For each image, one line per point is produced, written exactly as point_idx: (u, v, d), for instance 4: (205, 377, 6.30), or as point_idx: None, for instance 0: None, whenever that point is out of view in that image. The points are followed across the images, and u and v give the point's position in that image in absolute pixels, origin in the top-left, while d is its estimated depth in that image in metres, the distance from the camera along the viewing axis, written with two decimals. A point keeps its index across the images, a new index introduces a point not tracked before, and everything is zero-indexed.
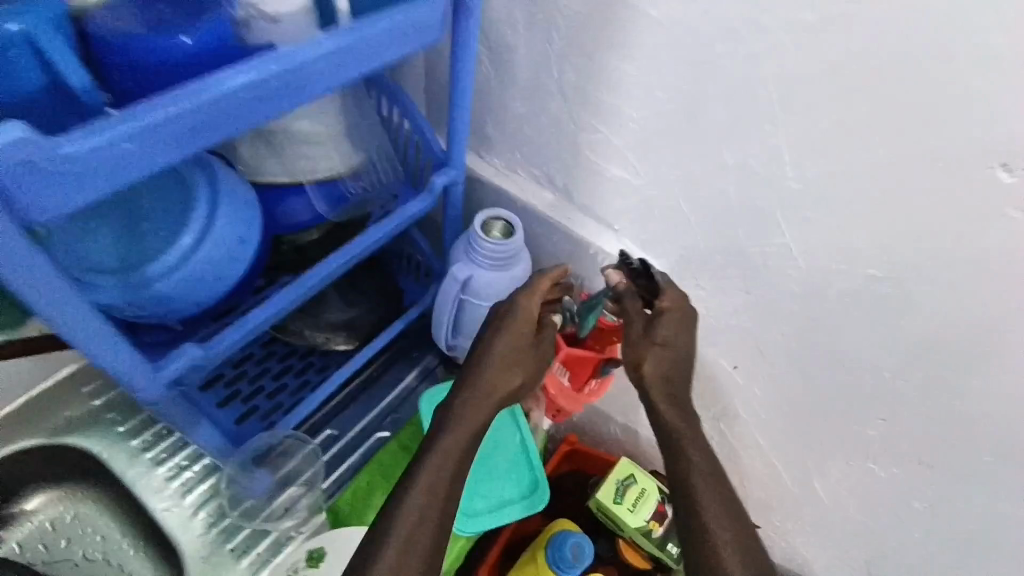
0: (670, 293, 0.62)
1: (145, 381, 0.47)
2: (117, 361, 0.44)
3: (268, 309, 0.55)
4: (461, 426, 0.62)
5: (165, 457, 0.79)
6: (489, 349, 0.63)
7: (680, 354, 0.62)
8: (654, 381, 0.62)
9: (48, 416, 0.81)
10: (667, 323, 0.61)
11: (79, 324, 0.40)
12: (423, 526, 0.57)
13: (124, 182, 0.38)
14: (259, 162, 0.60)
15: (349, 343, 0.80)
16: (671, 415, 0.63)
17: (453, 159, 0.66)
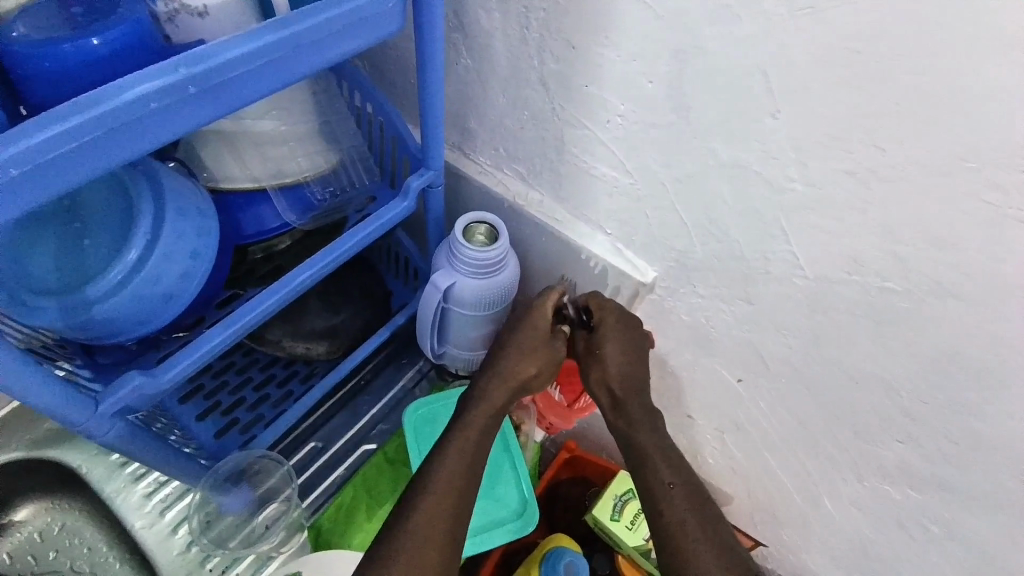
0: (603, 310, 0.63)
1: (86, 416, 0.43)
2: (51, 398, 0.40)
3: (227, 330, 0.51)
4: (486, 405, 0.61)
5: (144, 473, 0.76)
6: (507, 345, 0.63)
7: (630, 367, 0.63)
8: (601, 393, 0.64)
9: (26, 427, 0.77)
10: (608, 335, 0.62)
11: None
12: (432, 539, 0.51)
13: (19, 213, 0.32)
14: (220, 167, 0.56)
15: (331, 354, 0.74)
16: (634, 428, 0.62)
17: (430, 160, 0.61)
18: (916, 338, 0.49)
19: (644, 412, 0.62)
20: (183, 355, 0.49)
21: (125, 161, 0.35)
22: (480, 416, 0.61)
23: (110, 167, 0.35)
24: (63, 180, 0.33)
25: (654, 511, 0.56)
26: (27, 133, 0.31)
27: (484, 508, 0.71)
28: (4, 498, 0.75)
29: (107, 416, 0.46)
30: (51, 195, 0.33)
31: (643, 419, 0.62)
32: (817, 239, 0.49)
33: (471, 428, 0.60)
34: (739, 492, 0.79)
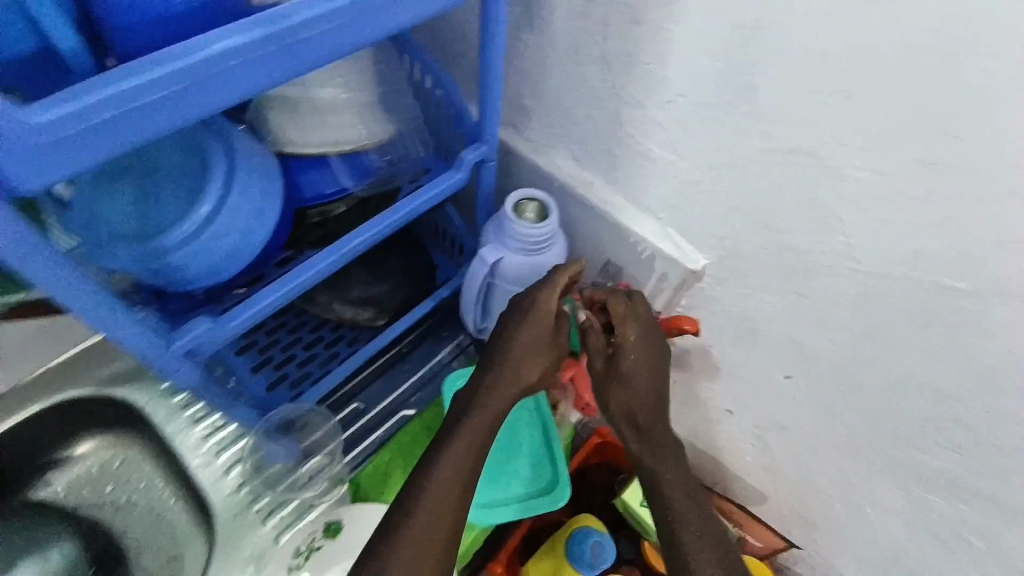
0: (625, 325, 0.61)
1: (157, 354, 0.47)
2: (132, 338, 0.44)
3: (283, 288, 0.54)
4: (491, 400, 0.60)
5: (201, 417, 0.80)
6: (521, 351, 0.60)
7: (652, 390, 0.63)
8: (622, 415, 0.63)
9: (94, 367, 0.83)
10: (632, 355, 0.61)
11: (87, 300, 0.39)
12: (442, 509, 0.55)
13: (105, 156, 0.34)
14: (283, 131, 0.58)
15: (378, 319, 0.77)
16: (660, 465, 0.62)
17: (485, 133, 0.63)
18: (955, 340, 0.47)
19: (664, 441, 0.63)
20: (247, 307, 0.52)
21: (201, 114, 0.37)
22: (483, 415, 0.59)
23: (187, 121, 0.37)
24: (144, 129, 0.35)
25: (681, 561, 0.58)
26: (118, 80, 0.33)
27: (507, 481, 0.72)
28: (72, 431, 0.81)
29: (176, 357, 0.49)
30: (132, 142, 0.35)
31: (663, 452, 0.63)
32: (883, 230, 0.46)
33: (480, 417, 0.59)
34: (774, 490, 0.78)
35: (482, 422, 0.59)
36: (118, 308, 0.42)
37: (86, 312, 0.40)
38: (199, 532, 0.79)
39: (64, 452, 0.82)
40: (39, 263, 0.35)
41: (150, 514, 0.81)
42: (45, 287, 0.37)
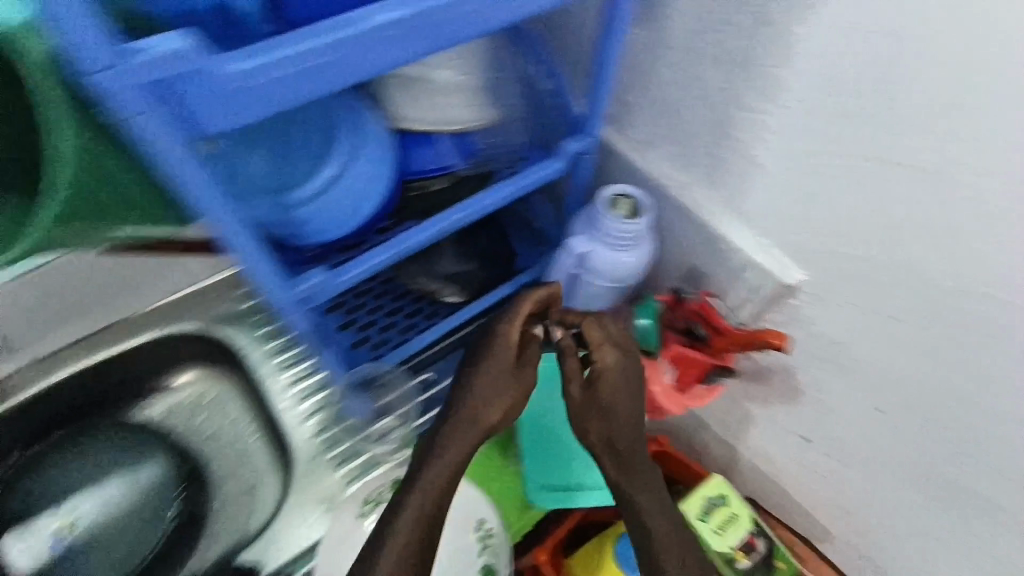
0: (602, 350, 0.65)
1: (282, 295, 0.52)
2: (265, 277, 0.50)
3: (388, 250, 0.58)
4: (467, 424, 0.62)
5: (290, 364, 0.85)
6: (493, 377, 0.63)
7: (631, 418, 0.64)
8: (602, 446, 0.64)
9: (199, 309, 0.87)
10: (607, 382, 0.64)
11: (241, 236, 0.45)
12: (420, 522, 0.58)
13: (272, 109, 0.38)
14: (400, 105, 0.61)
15: (459, 296, 0.81)
16: (639, 492, 0.63)
17: (590, 125, 0.64)
18: (965, 349, 0.50)
19: (642, 469, 0.64)
20: (354, 264, 0.56)
21: (353, 79, 0.40)
22: (457, 437, 0.62)
23: (342, 83, 0.40)
24: (310, 88, 0.38)
25: None
26: (293, 42, 0.36)
27: (571, 468, 0.73)
28: (173, 362, 0.86)
29: (295, 301, 0.54)
30: (298, 98, 0.38)
31: (640, 479, 0.63)
32: (919, 241, 0.48)
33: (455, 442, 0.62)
34: (838, 517, 0.75)
35: (459, 448, 0.61)
36: (257, 246, 0.47)
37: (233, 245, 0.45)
38: (274, 470, 0.84)
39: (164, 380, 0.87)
40: (208, 200, 0.41)
41: (234, 448, 0.86)
42: (208, 219, 0.42)
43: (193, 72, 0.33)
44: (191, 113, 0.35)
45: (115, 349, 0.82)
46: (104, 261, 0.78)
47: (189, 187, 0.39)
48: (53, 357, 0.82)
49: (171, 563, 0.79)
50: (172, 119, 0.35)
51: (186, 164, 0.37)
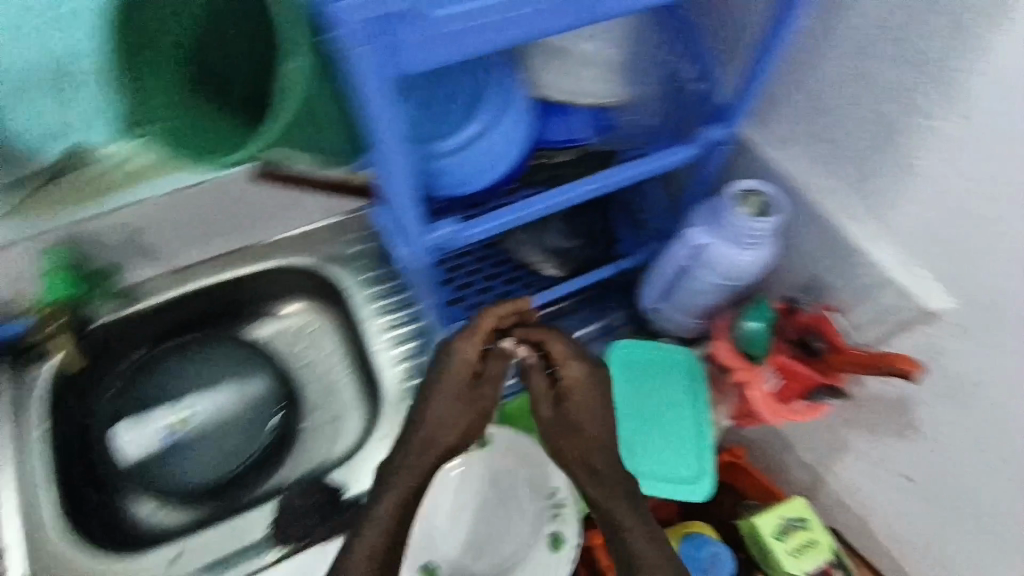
0: (568, 369, 0.63)
1: (416, 239, 0.54)
2: (408, 219, 0.52)
3: (515, 213, 0.59)
4: (428, 440, 0.63)
5: (389, 311, 0.89)
6: (450, 395, 0.62)
7: (604, 432, 0.63)
8: (574, 458, 0.64)
9: (312, 249, 0.90)
10: (575, 397, 0.63)
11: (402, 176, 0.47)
12: (386, 531, 0.60)
13: (464, 54, 0.40)
14: (537, 73, 0.61)
15: (556, 270, 0.83)
16: (616, 506, 0.62)
17: (735, 114, 0.61)
18: None
19: (618, 481, 0.63)
20: (486, 219, 0.57)
21: (539, 33, 0.41)
22: (419, 454, 0.63)
23: (528, 37, 0.41)
24: (501, 38, 0.40)
25: None
26: None
27: (650, 456, 0.69)
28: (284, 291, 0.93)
29: (424, 247, 0.56)
30: (488, 47, 0.40)
31: (617, 493, 0.62)
32: None
33: (415, 461, 0.63)
34: (932, 552, 0.73)
35: (417, 465, 0.62)
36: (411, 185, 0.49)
37: (394, 181, 0.48)
38: (359, 407, 0.90)
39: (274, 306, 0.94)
40: (386, 136, 0.43)
41: (326, 380, 0.92)
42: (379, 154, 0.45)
43: (410, 12, 0.35)
44: (399, 50, 0.37)
45: (240, 271, 0.88)
46: (230, 197, 0.81)
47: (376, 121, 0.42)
48: (188, 269, 0.86)
49: (260, 473, 0.83)
50: (382, 56, 0.37)
51: (381, 98, 0.40)
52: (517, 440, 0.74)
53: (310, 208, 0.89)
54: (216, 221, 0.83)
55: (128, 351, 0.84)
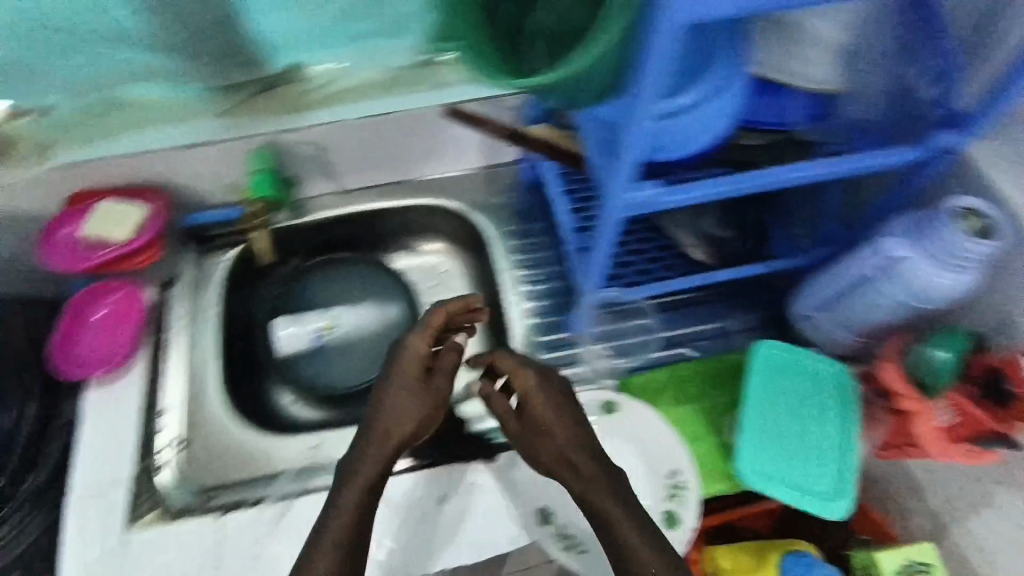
0: (521, 374, 0.63)
1: (620, 195, 0.53)
2: (624, 173, 0.51)
3: (715, 186, 0.56)
4: (386, 434, 0.61)
5: (529, 264, 0.92)
6: (406, 392, 0.63)
7: (573, 431, 0.60)
8: (555, 464, 0.59)
9: (458, 192, 0.95)
10: (534, 402, 0.61)
11: (643, 125, 0.47)
12: (351, 515, 0.56)
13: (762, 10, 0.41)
14: (765, 49, 0.58)
15: (706, 259, 0.79)
16: (603, 501, 0.56)
17: (978, 122, 0.56)
18: None
19: (597, 473, 0.58)
20: (688, 188, 0.55)
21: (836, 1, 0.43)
22: (375, 446, 0.60)
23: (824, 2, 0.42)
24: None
25: None
26: None
27: (789, 463, 0.65)
28: (426, 229, 0.97)
29: (621, 206, 0.54)
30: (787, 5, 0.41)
31: (605, 489, 0.56)
32: None
33: (369, 453, 0.60)
34: None
35: (373, 458, 0.59)
36: (638, 150, 0.49)
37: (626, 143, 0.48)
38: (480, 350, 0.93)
39: (414, 242, 0.98)
40: (652, 79, 0.44)
41: None
42: (637, 99, 0.45)
43: None
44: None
45: (397, 202, 0.93)
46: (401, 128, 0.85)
47: (651, 62, 0.42)
48: (357, 191, 0.92)
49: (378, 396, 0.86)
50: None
51: (672, 39, 0.41)
52: (645, 413, 0.70)
53: (464, 153, 0.92)
54: (381, 151, 0.87)
55: (294, 257, 0.92)
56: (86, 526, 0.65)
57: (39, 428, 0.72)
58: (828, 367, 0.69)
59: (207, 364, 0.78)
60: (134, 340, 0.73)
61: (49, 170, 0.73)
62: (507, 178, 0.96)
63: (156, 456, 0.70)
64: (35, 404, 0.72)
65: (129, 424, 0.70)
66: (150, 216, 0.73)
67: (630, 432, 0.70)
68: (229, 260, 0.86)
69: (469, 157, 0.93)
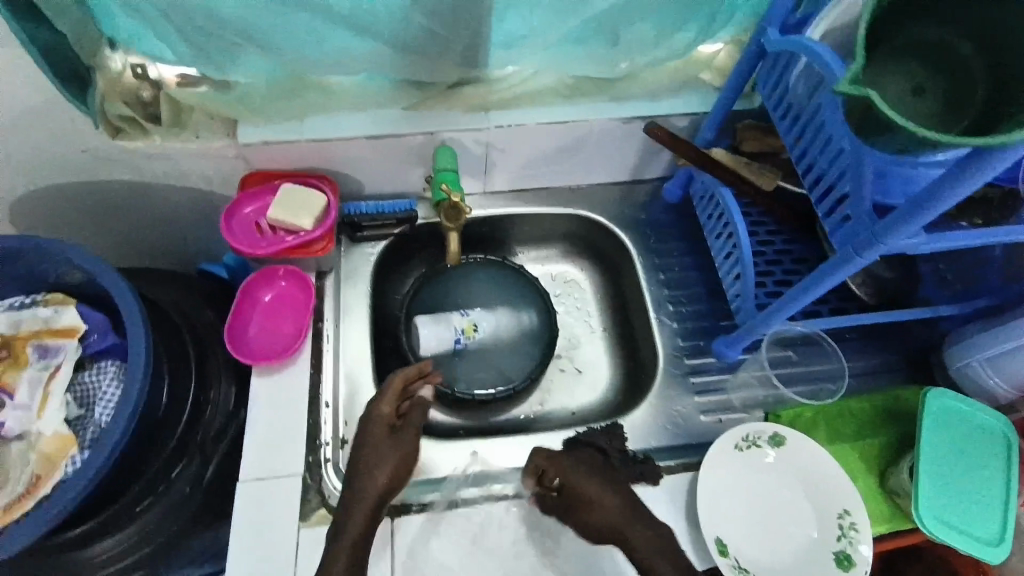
0: (552, 460, 0.68)
1: (889, 243, 0.50)
2: (908, 227, 0.48)
3: (976, 237, 0.53)
4: (368, 488, 0.61)
5: (667, 284, 0.90)
6: (379, 453, 0.63)
7: (618, 498, 0.65)
8: (607, 533, 0.64)
9: (595, 204, 0.94)
10: (576, 477, 0.67)
11: (964, 189, 0.43)
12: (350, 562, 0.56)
13: None
14: None
15: (860, 293, 0.82)
16: (645, 554, 0.60)
17: None
18: None
19: (636, 525, 0.62)
20: (952, 238, 0.52)
21: None
22: (364, 498, 0.60)
23: None
24: None
25: None
26: None
27: (957, 509, 0.69)
28: (559, 237, 0.97)
29: (883, 251, 0.52)
30: None
31: (645, 540, 0.61)
32: None
33: (351, 506, 0.60)
34: None
35: (360, 509, 0.59)
36: (945, 209, 0.46)
37: (940, 202, 0.45)
38: (607, 365, 0.91)
39: (544, 248, 0.98)
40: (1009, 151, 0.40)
41: (578, 330, 0.94)
42: (979, 166, 0.41)
43: None
44: None
45: (539, 208, 0.92)
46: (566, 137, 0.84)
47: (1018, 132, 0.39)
48: (497, 193, 0.92)
49: (513, 401, 0.86)
50: None
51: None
52: (814, 450, 0.70)
53: (610, 166, 0.91)
54: (537, 157, 0.85)
55: (425, 253, 0.89)
56: (254, 516, 0.63)
57: (196, 413, 0.69)
58: (1001, 425, 0.73)
59: (363, 362, 0.76)
60: (305, 321, 0.72)
61: (238, 145, 0.72)
62: (642, 195, 0.96)
63: (322, 451, 0.68)
64: (191, 388, 0.70)
65: (298, 415, 0.68)
66: (327, 200, 0.73)
67: (796, 467, 0.70)
68: (376, 253, 0.84)
69: (612, 171, 0.92)
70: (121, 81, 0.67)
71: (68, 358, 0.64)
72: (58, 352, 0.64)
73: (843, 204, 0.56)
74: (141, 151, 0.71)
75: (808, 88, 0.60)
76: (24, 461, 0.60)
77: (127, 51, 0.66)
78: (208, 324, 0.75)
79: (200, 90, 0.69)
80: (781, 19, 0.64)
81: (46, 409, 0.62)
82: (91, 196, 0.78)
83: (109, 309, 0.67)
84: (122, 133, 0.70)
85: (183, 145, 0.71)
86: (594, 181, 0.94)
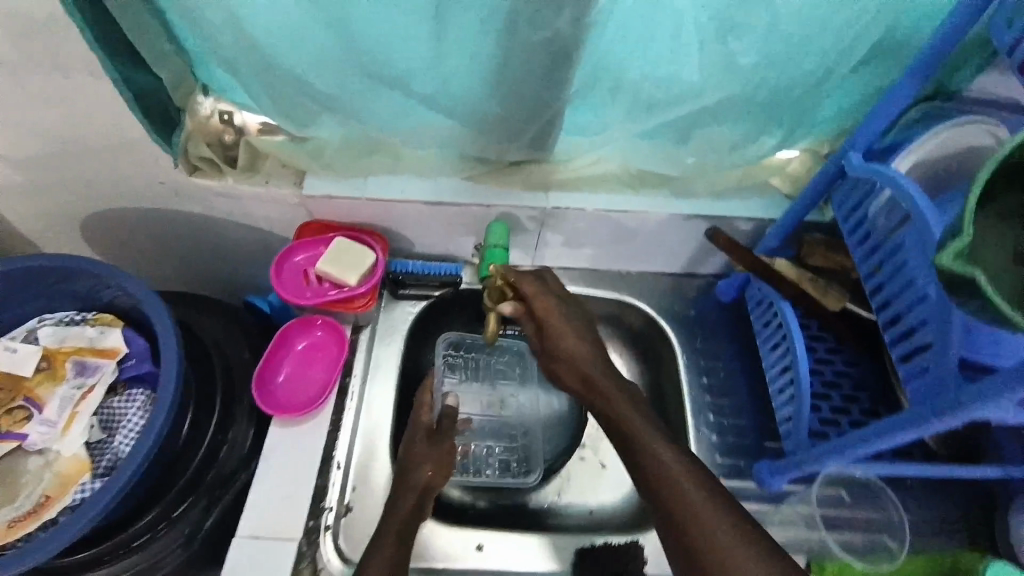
0: (532, 295, 0.71)
1: (975, 413, 0.45)
2: (998, 404, 0.43)
3: None
4: (412, 480, 0.65)
5: (712, 392, 0.84)
6: (425, 451, 0.68)
7: (589, 348, 0.67)
8: (575, 381, 0.67)
9: (645, 292, 0.91)
10: (555, 328, 0.68)
11: None
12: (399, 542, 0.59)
13: None
14: None
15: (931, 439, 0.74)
16: (623, 408, 0.62)
17: None
18: None
19: (610, 385, 0.64)
20: None
21: None
22: (408, 490, 0.64)
23: None
24: None
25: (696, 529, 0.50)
26: None
27: None
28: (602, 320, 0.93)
29: (965, 418, 0.47)
30: None
31: (613, 389, 0.64)
32: None
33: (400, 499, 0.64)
34: None
35: (405, 497, 0.64)
36: None
37: None
38: None
39: None
40: None
41: None
42: None
43: None
44: None
45: (586, 289, 0.90)
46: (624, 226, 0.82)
47: None
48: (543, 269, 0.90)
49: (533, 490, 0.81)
50: None
51: None
52: None
53: (664, 258, 0.88)
54: (590, 239, 0.83)
55: (462, 317, 0.87)
56: None
57: (212, 452, 0.68)
58: None
59: (382, 428, 0.74)
60: (333, 375, 0.71)
61: (301, 195, 0.74)
62: (695, 290, 0.92)
63: (324, 516, 0.66)
64: (210, 426, 0.69)
65: (308, 475, 0.66)
66: (375, 258, 0.73)
67: None
68: (414, 313, 0.83)
69: (666, 262, 0.89)
70: (207, 125, 0.72)
71: (103, 379, 0.65)
72: (96, 371, 0.66)
73: (922, 353, 0.51)
74: (213, 188, 0.74)
75: (891, 223, 0.56)
76: (38, 479, 0.60)
77: (218, 99, 0.71)
78: (240, 361, 0.75)
79: (277, 139, 0.72)
80: (866, 143, 0.61)
81: (70, 429, 0.63)
82: (158, 221, 0.81)
83: (152, 336, 0.68)
84: (199, 171, 0.73)
85: (251, 189, 0.73)
86: (646, 268, 0.91)
